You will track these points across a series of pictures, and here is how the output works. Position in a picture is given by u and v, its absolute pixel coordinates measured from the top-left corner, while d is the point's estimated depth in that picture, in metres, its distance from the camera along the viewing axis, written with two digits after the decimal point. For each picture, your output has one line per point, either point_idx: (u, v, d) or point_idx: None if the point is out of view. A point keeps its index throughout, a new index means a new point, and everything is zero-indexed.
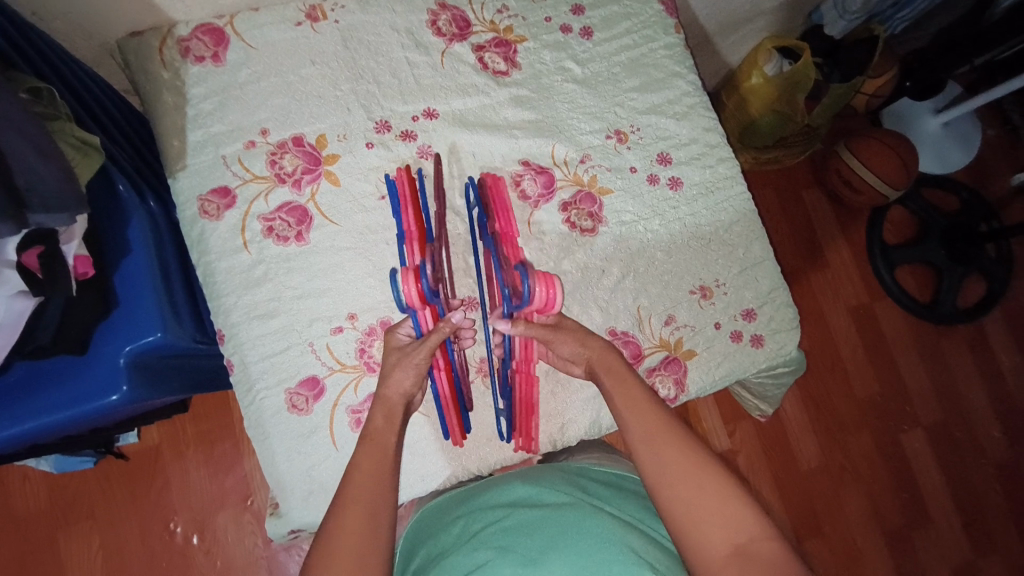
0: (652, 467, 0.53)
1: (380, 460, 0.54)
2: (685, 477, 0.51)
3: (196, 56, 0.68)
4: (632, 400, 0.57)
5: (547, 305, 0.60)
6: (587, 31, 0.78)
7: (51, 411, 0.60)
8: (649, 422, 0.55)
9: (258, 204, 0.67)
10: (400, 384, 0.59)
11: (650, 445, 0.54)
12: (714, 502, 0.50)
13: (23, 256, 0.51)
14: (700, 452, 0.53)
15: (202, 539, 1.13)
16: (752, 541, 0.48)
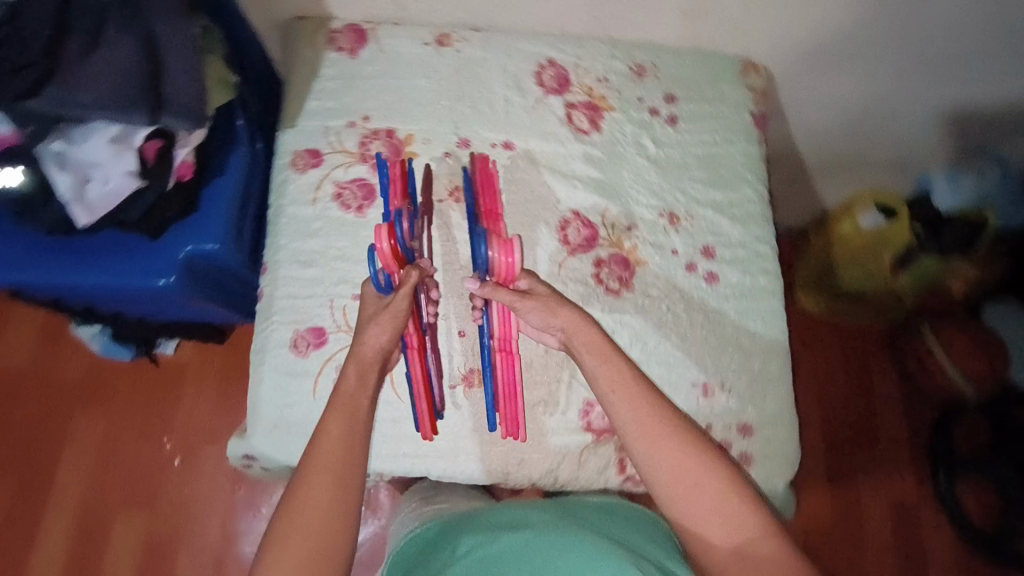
0: (653, 469, 0.56)
1: (350, 437, 0.58)
2: (685, 481, 0.55)
3: (337, 46, 0.82)
4: (622, 393, 0.59)
5: (509, 271, 0.63)
6: (673, 119, 0.85)
7: (109, 275, 0.70)
8: (648, 421, 0.57)
9: (338, 172, 0.77)
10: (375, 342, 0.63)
11: (648, 448, 0.56)
12: (714, 507, 0.54)
13: (144, 145, 0.64)
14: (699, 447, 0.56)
15: (182, 463, 1.20)
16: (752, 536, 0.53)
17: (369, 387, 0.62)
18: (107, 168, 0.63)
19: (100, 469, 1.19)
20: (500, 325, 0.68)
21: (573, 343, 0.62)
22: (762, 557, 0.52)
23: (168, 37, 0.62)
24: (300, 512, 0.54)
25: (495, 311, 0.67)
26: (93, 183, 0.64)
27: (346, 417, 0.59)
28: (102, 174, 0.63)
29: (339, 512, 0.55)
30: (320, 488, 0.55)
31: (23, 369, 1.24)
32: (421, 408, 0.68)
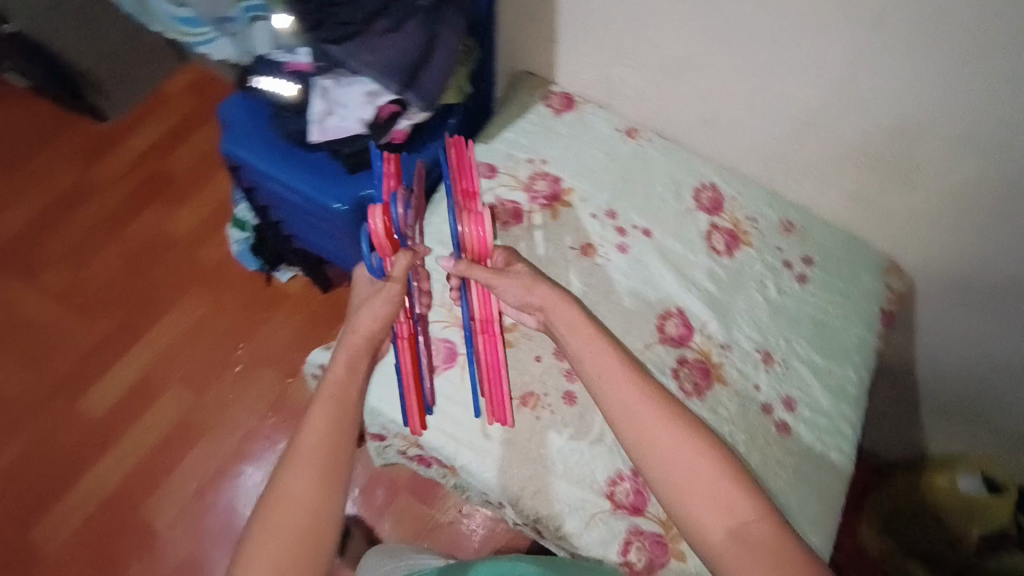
0: (642, 449, 0.59)
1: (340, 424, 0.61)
2: (673, 466, 0.56)
3: (549, 104, 1.01)
4: (602, 372, 0.64)
5: (483, 244, 0.76)
6: (802, 277, 0.90)
7: (305, 184, 0.89)
8: (630, 406, 0.60)
9: (504, 190, 0.92)
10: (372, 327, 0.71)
11: (633, 432, 0.59)
12: (710, 496, 0.55)
13: (385, 106, 0.83)
14: (687, 431, 0.58)
15: (243, 368, 1.42)
16: (749, 525, 0.53)
17: (357, 384, 0.66)
18: (353, 111, 0.83)
19: (189, 341, 1.45)
20: (482, 305, 0.79)
21: (551, 315, 0.71)
22: (760, 541, 0.52)
23: (441, 42, 0.81)
24: (277, 509, 0.55)
25: (474, 291, 0.79)
26: (337, 118, 0.84)
27: (335, 404, 0.63)
28: (348, 113, 0.84)
29: (321, 501, 0.56)
30: (305, 479, 0.57)
31: (193, 250, 1.57)
32: (411, 402, 0.75)
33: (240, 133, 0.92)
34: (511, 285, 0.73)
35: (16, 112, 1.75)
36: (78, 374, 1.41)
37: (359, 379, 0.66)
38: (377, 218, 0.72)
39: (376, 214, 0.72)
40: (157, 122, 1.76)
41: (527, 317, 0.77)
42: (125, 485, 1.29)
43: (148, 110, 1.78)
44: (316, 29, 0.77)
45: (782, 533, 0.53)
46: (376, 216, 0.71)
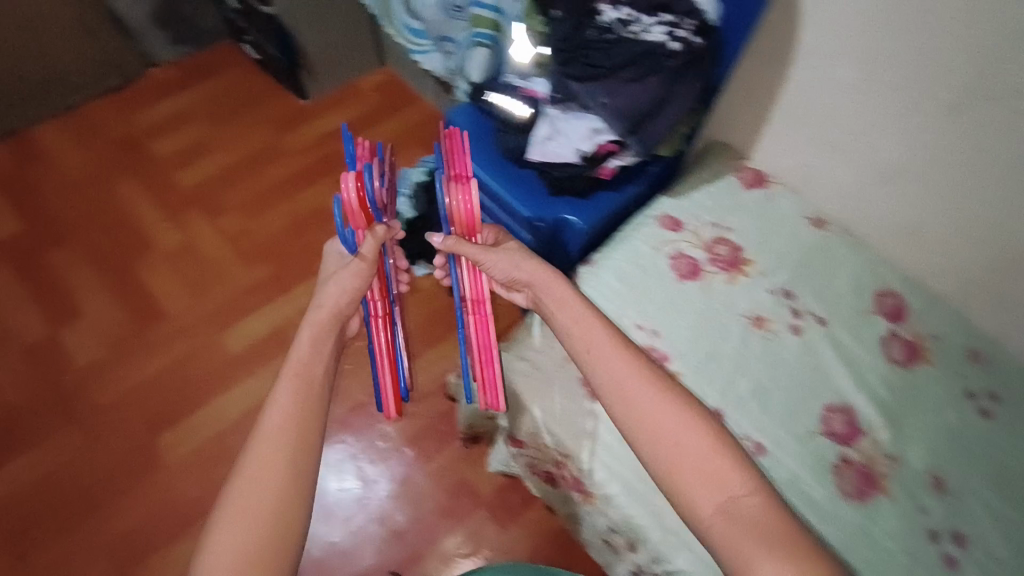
0: (636, 420, 0.68)
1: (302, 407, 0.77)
2: (665, 436, 0.66)
3: (741, 176, 1.04)
4: (584, 345, 0.76)
5: (471, 213, 0.85)
6: (986, 411, 0.85)
7: (510, 195, 0.98)
8: (622, 384, 0.71)
9: (685, 245, 0.94)
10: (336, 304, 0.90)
11: (629, 417, 0.69)
12: (693, 473, 0.64)
13: (604, 144, 0.89)
14: (677, 408, 0.68)
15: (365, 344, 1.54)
16: (727, 484, 0.63)
17: (320, 364, 0.82)
18: (573, 142, 0.90)
19: None
20: (472, 283, 0.92)
21: (541, 288, 0.86)
22: (748, 511, 0.60)
23: (676, 99, 0.86)
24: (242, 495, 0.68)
25: (466, 271, 0.92)
26: (556, 144, 0.91)
27: (296, 393, 0.77)
28: (566, 143, 0.91)
29: (278, 480, 0.70)
30: (272, 458, 0.71)
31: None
32: (385, 379, 1.07)
33: None
34: (501, 260, 0.86)
35: (234, 74, 2.00)
36: (230, 311, 1.56)
37: (319, 364, 0.82)
38: (352, 203, 0.91)
39: (349, 196, 0.90)
40: (344, 112, 1.98)
41: (516, 296, 0.93)
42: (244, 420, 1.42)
43: (339, 101, 2.00)
44: (564, 64, 0.88)
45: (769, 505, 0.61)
46: (350, 200, 0.90)
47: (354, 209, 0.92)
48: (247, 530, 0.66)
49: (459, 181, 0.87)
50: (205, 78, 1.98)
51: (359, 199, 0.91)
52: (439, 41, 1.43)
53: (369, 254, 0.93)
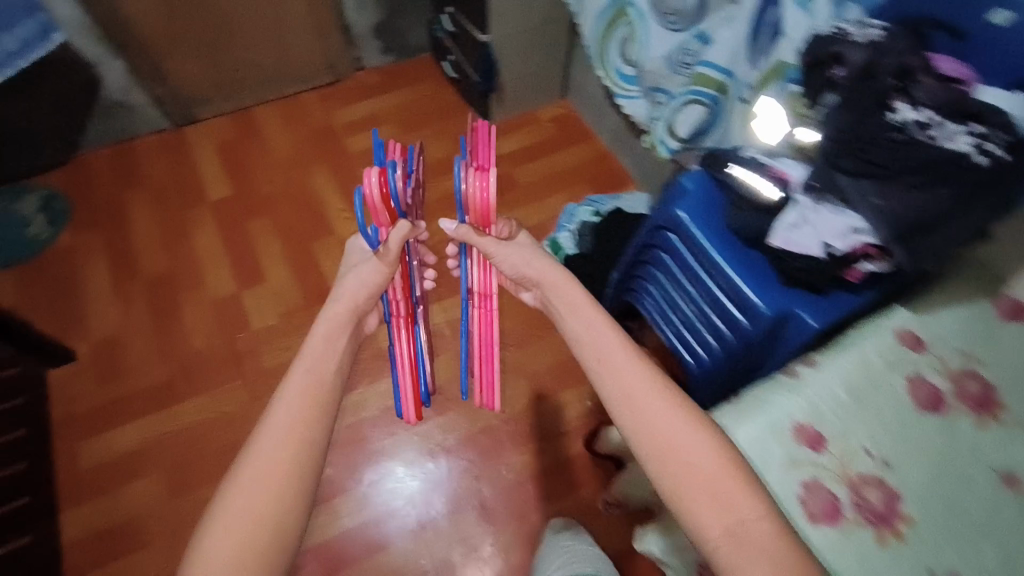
0: (647, 433, 0.71)
1: (318, 404, 0.73)
2: (673, 447, 0.69)
3: (1004, 304, 0.91)
4: (598, 359, 0.80)
5: (486, 205, 0.92)
6: None
7: (739, 275, 0.94)
8: (628, 387, 0.75)
9: (929, 372, 0.85)
10: (352, 303, 0.91)
11: (639, 427, 0.72)
12: (700, 487, 0.66)
13: (862, 246, 0.82)
14: (685, 420, 0.71)
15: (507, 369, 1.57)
16: (736, 506, 0.65)
17: (330, 368, 0.78)
18: (823, 235, 0.84)
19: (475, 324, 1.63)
20: (480, 279, 1.19)
21: (558, 293, 0.92)
22: (754, 536, 0.63)
23: (966, 219, 0.78)
24: (243, 493, 0.64)
25: (476, 262, 1.17)
26: (800, 230, 0.86)
27: (306, 389, 0.74)
28: (814, 233, 0.84)
29: (284, 491, 0.66)
30: (272, 471, 0.66)
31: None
32: (407, 385, 1.22)
33: (695, 204, 0.99)
34: (514, 256, 0.98)
35: (427, 88, 2.14)
36: None
37: (331, 364, 0.78)
38: (377, 190, 0.86)
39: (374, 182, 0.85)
40: (521, 138, 2.03)
41: (523, 293, 1.05)
42: (386, 413, 1.52)
43: (517, 126, 2.06)
44: (839, 162, 0.81)
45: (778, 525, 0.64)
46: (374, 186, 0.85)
47: (379, 206, 0.88)
48: (246, 526, 0.63)
49: (478, 171, 0.92)
50: (401, 86, 2.14)
51: (382, 186, 0.86)
52: (649, 89, 1.43)
53: (394, 248, 0.91)
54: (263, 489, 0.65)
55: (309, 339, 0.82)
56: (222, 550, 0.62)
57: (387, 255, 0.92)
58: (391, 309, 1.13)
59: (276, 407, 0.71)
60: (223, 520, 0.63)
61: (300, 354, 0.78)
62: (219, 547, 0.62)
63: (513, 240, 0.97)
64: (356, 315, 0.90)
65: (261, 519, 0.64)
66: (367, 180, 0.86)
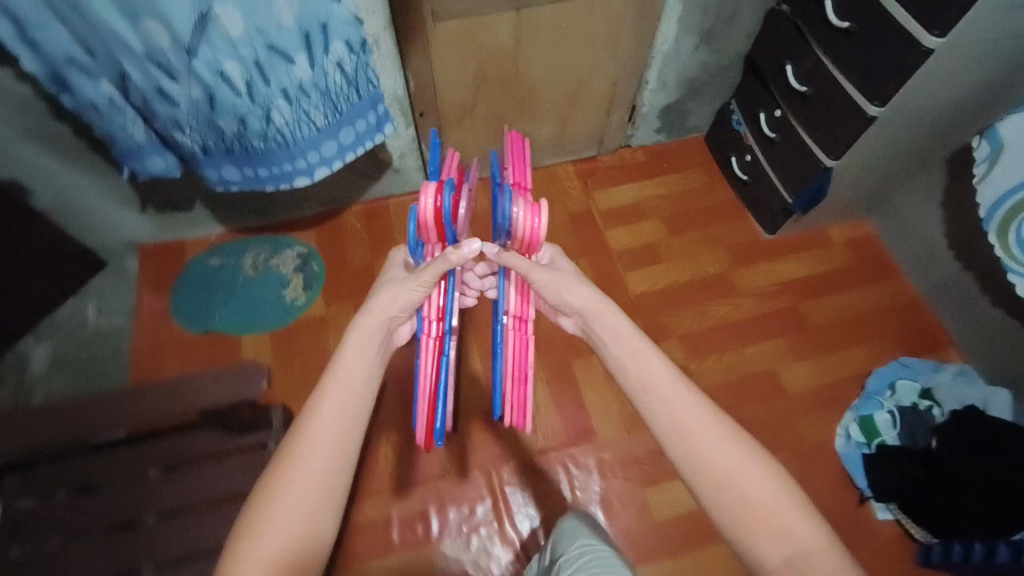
0: (689, 446, 0.76)
1: (357, 406, 0.74)
2: (723, 471, 0.74)
3: None
4: (642, 381, 0.81)
5: (535, 235, 0.90)
6: None
7: None
8: (676, 406, 0.78)
9: None
10: (385, 312, 0.82)
11: (685, 452, 0.76)
12: (754, 517, 0.71)
13: None
14: (736, 446, 0.75)
15: None
16: (793, 529, 0.70)
17: (360, 373, 0.77)
18: None
19: None
20: (518, 299, 0.99)
21: (602, 312, 0.88)
22: (816, 564, 0.67)
23: None
24: (291, 496, 0.68)
25: (514, 286, 0.98)
26: None
27: (341, 403, 0.73)
28: None
29: (323, 488, 0.69)
30: (312, 470, 0.69)
31: (797, 414, 1.49)
32: (422, 408, 0.89)
33: None
34: (558, 288, 0.91)
35: (698, 179, 1.85)
36: (660, 464, 1.42)
37: (359, 369, 0.77)
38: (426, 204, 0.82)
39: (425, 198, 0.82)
40: (809, 261, 1.71)
41: (563, 320, 0.98)
42: None
43: (804, 244, 1.74)
44: None
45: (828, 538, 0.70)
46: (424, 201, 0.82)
47: (431, 223, 0.84)
48: (287, 524, 0.67)
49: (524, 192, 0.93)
50: (669, 171, 1.86)
51: (432, 196, 0.82)
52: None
53: (433, 273, 0.83)
54: (305, 502, 0.68)
55: (338, 354, 0.78)
56: (268, 557, 0.65)
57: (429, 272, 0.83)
58: (422, 315, 0.90)
59: (314, 414, 0.72)
60: (272, 527, 0.66)
61: (333, 368, 0.76)
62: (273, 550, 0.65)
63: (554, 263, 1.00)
64: (388, 324, 0.83)
65: (313, 525, 0.68)
66: (425, 201, 0.82)
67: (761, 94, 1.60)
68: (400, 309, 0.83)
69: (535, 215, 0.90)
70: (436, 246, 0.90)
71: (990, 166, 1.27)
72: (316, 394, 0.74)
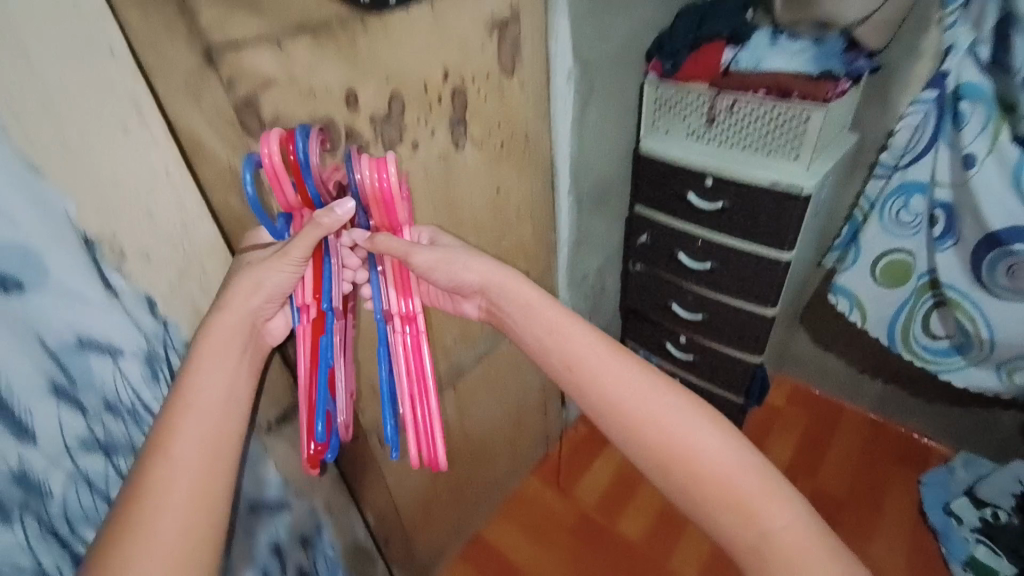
0: (630, 426, 0.65)
1: (219, 431, 0.59)
2: (670, 436, 0.63)
3: None
4: (553, 341, 0.71)
5: (390, 195, 0.64)
6: None
7: None
8: (611, 376, 0.67)
9: None
10: (246, 305, 0.64)
11: (620, 425, 0.65)
12: (700, 484, 0.60)
13: None
14: (676, 405, 0.64)
15: None
16: (747, 496, 0.59)
17: (222, 393, 0.62)
18: None
19: None
20: (400, 297, 0.73)
21: (494, 280, 0.76)
22: (784, 547, 0.56)
23: None
24: (160, 514, 0.53)
25: (393, 279, 0.73)
26: None
27: (207, 422, 0.59)
28: None
29: (193, 517, 0.55)
30: (172, 501, 0.54)
31: None
32: (307, 431, 0.68)
33: None
34: (444, 264, 0.73)
35: None
36: None
37: (219, 388, 0.62)
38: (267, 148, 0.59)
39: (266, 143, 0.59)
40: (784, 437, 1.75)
41: (465, 304, 0.80)
42: None
43: (767, 424, 1.79)
44: None
45: (789, 501, 0.59)
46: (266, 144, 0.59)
47: (283, 176, 0.60)
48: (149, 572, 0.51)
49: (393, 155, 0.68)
50: None
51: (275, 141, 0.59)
52: (999, 365, 1.35)
53: (300, 250, 0.62)
54: (179, 521, 0.54)
55: (190, 366, 0.62)
56: None
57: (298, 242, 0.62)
58: (298, 308, 0.67)
59: (178, 434, 0.57)
60: (140, 548, 0.52)
61: (186, 382, 0.60)
62: (149, 563, 0.51)
63: (437, 243, 0.77)
64: (255, 321, 0.66)
65: (195, 537, 0.54)
66: (265, 150, 0.58)
67: (650, 328, 1.75)
68: (266, 300, 0.65)
69: (394, 165, 0.63)
70: (302, 210, 0.65)
71: (862, 312, 1.51)
72: (172, 409, 0.59)
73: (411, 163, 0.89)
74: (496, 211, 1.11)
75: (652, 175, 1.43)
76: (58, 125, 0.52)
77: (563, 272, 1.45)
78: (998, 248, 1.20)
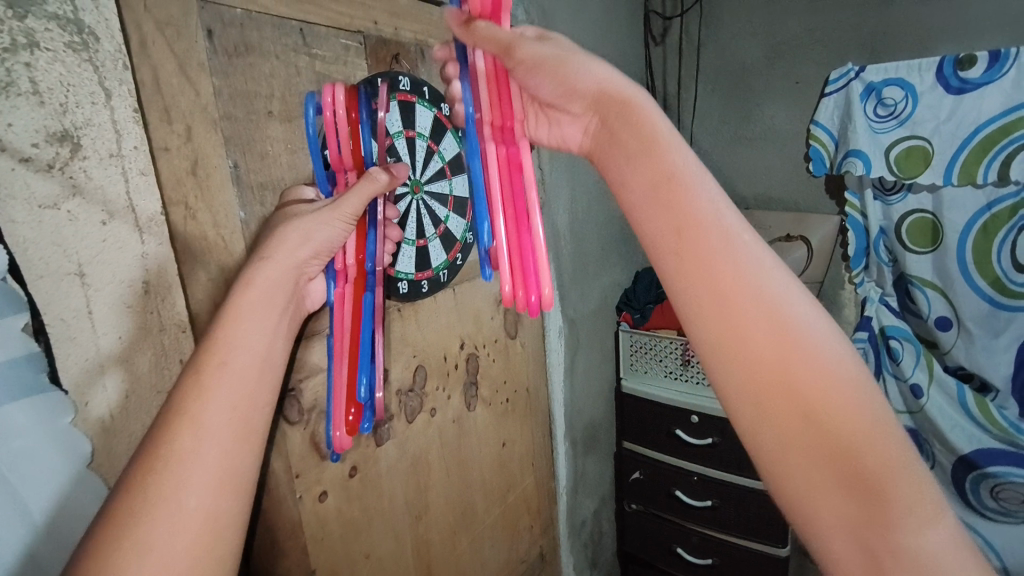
0: (733, 328, 0.41)
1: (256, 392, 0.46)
2: (790, 349, 0.39)
3: None
4: (663, 190, 0.44)
5: None
6: None
7: None
8: (732, 251, 0.42)
9: None
10: (293, 257, 0.53)
11: (717, 311, 0.41)
12: (813, 435, 0.38)
13: None
14: (811, 317, 0.40)
15: None
16: (881, 477, 0.37)
17: (262, 347, 0.48)
18: None
19: None
20: (496, 100, 0.49)
21: (613, 90, 0.48)
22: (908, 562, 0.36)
23: None
24: (175, 499, 0.39)
25: (485, 80, 0.49)
26: None
27: (241, 383, 0.46)
28: None
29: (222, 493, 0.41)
30: (196, 459, 0.41)
31: None
32: (339, 397, 0.57)
33: None
34: (552, 65, 0.48)
35: None
36: None
37: (258, 339, 0.48)
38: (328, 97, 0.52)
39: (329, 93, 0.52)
40: None
41: (568, 126, 0.52)
42: None
43: None
44: None
45: (941, 508, 0.37)
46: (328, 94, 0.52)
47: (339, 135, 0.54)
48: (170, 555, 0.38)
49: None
50: None
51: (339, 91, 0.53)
52: None
53: (355, 207, 0.54)
54: (199, 509, 0.40)
55: (226, 314, 0.48)
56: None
57: (352, 203, 0.53)
58: (337, 270, 0.58)
59: (205, 397, 0.44)
60: (146, 542, 0.37)
61: (219, 333, 0.47)
62: (169, 549, 0.38)
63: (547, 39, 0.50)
64: (298, 279, 0.55)
65: (216, 538, 0.40)
66: (327, 102, 0.52)
67: (654, 573, 1.61)
68: (314, 255, 0.55)
69: None
70: (348, 174, 0.58)
71: None
72: (200, 368, 0.45)
73: (428, 429, 0.89)
74: (501, 465, 1.09)
75: (636, 413, 1.49)
76: (108, 443, 0.51)
77: (564, 519, 1.37)
78: (975, 470, 1.26)
